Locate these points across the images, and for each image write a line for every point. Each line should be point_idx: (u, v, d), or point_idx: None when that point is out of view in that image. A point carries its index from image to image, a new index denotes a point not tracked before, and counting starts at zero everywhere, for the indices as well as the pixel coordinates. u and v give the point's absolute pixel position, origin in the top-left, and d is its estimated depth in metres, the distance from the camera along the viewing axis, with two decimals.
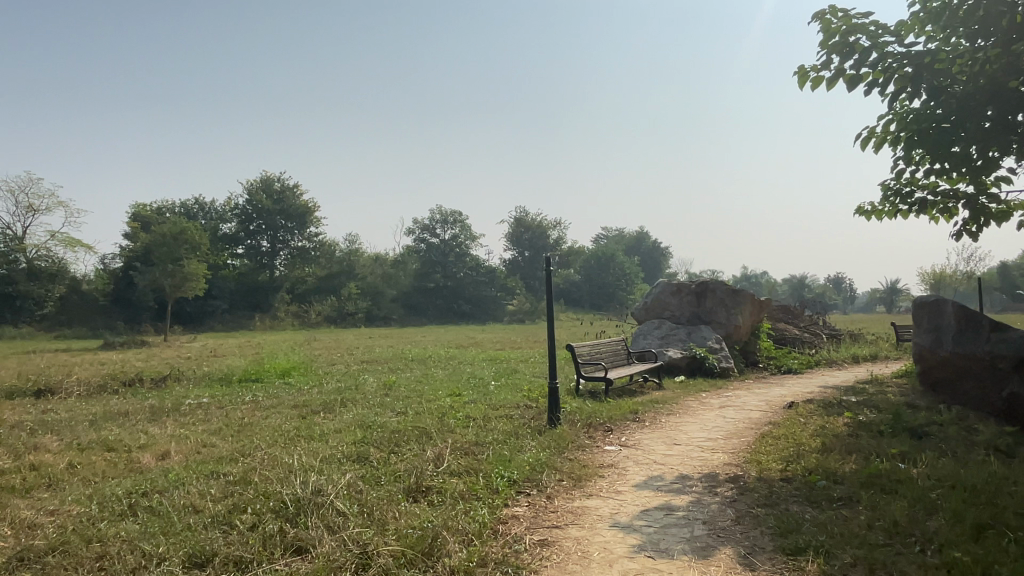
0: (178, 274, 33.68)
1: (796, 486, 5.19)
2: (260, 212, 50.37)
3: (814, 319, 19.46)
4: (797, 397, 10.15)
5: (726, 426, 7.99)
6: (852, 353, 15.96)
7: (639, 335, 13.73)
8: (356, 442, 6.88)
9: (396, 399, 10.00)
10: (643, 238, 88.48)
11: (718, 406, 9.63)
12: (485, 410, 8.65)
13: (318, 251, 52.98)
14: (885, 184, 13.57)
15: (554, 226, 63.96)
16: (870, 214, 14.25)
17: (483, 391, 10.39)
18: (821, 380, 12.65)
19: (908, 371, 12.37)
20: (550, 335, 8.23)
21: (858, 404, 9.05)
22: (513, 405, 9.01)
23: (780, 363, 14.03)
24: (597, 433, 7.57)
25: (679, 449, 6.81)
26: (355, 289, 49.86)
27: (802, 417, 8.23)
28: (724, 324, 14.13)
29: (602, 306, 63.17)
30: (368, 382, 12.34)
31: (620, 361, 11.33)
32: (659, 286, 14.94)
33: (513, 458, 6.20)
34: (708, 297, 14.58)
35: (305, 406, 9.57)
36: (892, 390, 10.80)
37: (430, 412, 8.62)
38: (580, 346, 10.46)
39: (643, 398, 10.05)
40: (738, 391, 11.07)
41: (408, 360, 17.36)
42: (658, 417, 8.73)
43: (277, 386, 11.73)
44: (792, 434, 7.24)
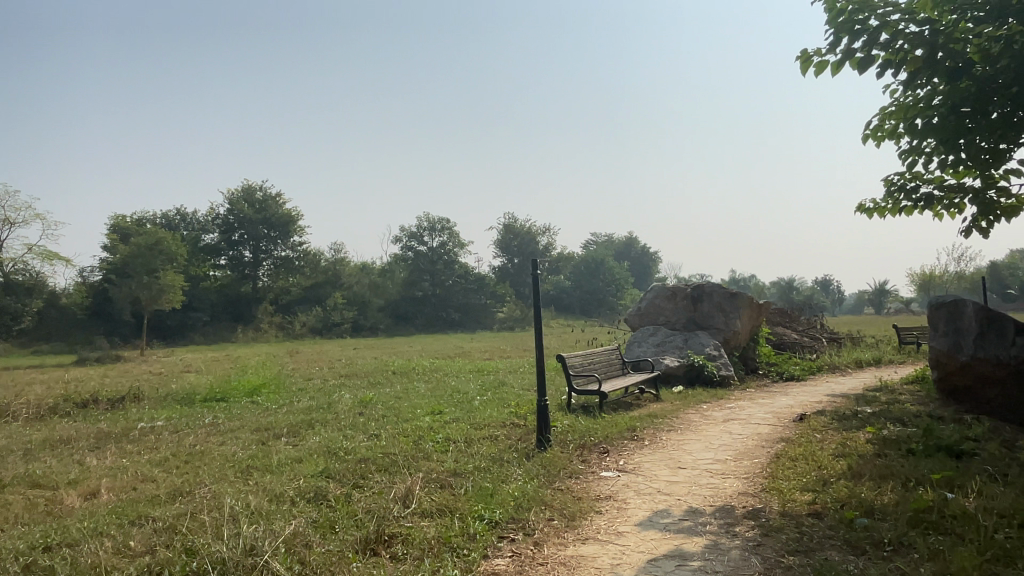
0: (154, 286, 32.42)
1: (831, 523, 4.36)
2: (242, 221, 49.34)
3: (813, 322, 18.71)
4: (807, 408, 9.35)
5: (735, 444, 7.15)
6: (856, 357, 15.19)
7: (633, 343, 12.92)
8: (316, 475, 5.99)
9: (371, 419, 9.12)
10: (632, 243, 87.96)
11: (722, 419, 8.81)
12: (466, 431, 7.79)
13: (303, 261, 51.95)
14: (888, 181, 12.88)
15: (543, 232, 63.32)
16: (873, 211, 13.61)
17: (466, 408, 9.52)
18: (827, 388, 11.85)
19: (919, 377, 11.63)
20: (538, 346, 7.38)
21: (876, 415, 8.24)
22: (497, 424, 8.15)
23: (782, 370, 13.23)
24: (591, 456, 6.72)
25: (685, 475, 5.97)
26: (340, 298, 48.85)
27: (817, 432, 7.41)
28: (722, 329, 13.33)
29: (592, 311, 62.47)
30: (344, 399, 11.43)
31: (613, 371, 10.50)
32: (653, 291, 14.16)
33: (494, 492, 5.34)
34: (704, 300, 13.78)
35: (269, 430, 8.67)
36: (907, 398, 10.02)
37: (405, 434, 7.74)
38: (572, 357, 9.62)
39: (640, 412, 9.22)
40: (742, 402, 10.26)
41: (390, 373, 16.44)
42: (658, 434, 7.89)
43: (244, 406, 10.82)
44: (811, 454, 6.42)
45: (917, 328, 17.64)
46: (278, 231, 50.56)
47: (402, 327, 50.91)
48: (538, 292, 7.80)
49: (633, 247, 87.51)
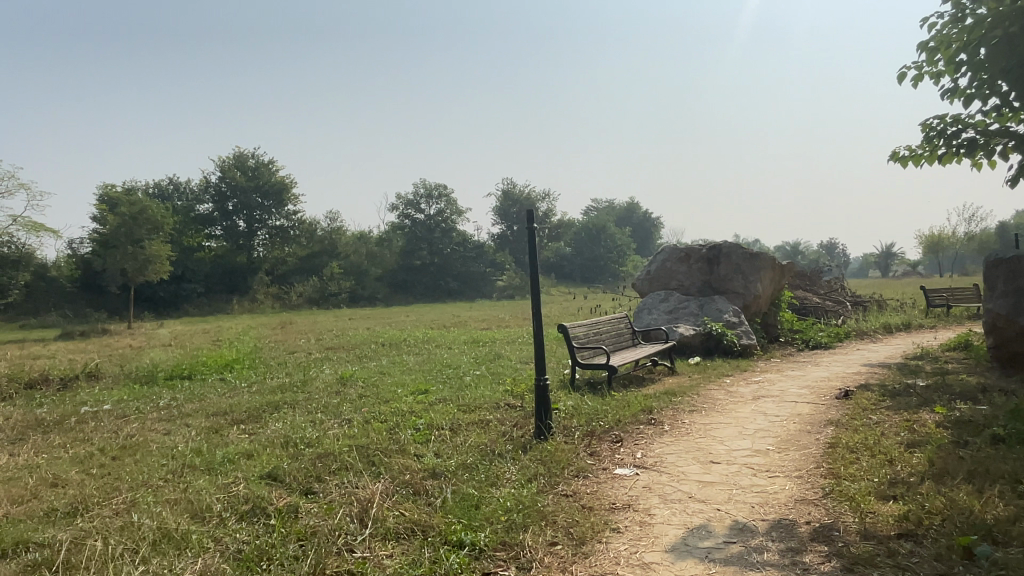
0: (140, 256, 31.73)
1: (937, 551, 3.18)
2: (233, 189, 47.96)
3: (832, 286, 17.47)
4: (846, 381, 8.19)
5: (774, 429, 5.95)
6: (884, 322, 13.98)
7: (642, 310, 11.72)
8: (259, 478, 4.81)
9: (347, 399, 7.97)
10: (635, 208, 86.30)
11: (751, 396, 7.64)
12: (453, 415, 6.60)
13: (298, 230, 50.63)
14: (926, 125, 11.61)
15: (543, 197, 61.95)
16: (907, 159, 12.35)
17: (456, 387, 8.35)
18: (859, 356, 10.67)
19: (963, 342, 10.45)
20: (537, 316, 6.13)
21: (935, 390, 7.04)
22: (491, 408, 6.96)
23: (807, 337, 12.01)
24: (603, 447, 5.54)
25: (722, 474, 4.78)
26: (337, 268, 47.51)
27: (870, 413, 6.21)
28: (741, 294, 12.10)
29: (594, 278, 61.29)
30: (323, 375, 10.27)
31: (623, 342, 9.32)
32: (664, 252, 12.93)
33: (480, 502, 4.15)
34: (721, 262, 12.55)
35: (229, 414, 7.51)
36: (955, 368, 8.86)
37: (382, 420, 6.58)
38: (575, 327, 8.43)
39: (655, 388, 8.04)
40: (769, 375, 9.10)
41: (379, 345, 15.27)
42: (680, 416, 6.71)
43: (210, 385, 9.66)
44: (871, 441, 5.24)
45: (946, 290, 16.37)
46: (271, 200, 49.23)
47: (400, 297, 49.69)
48: (536, 253, 6.57)
49: (635, 213, 86.08)
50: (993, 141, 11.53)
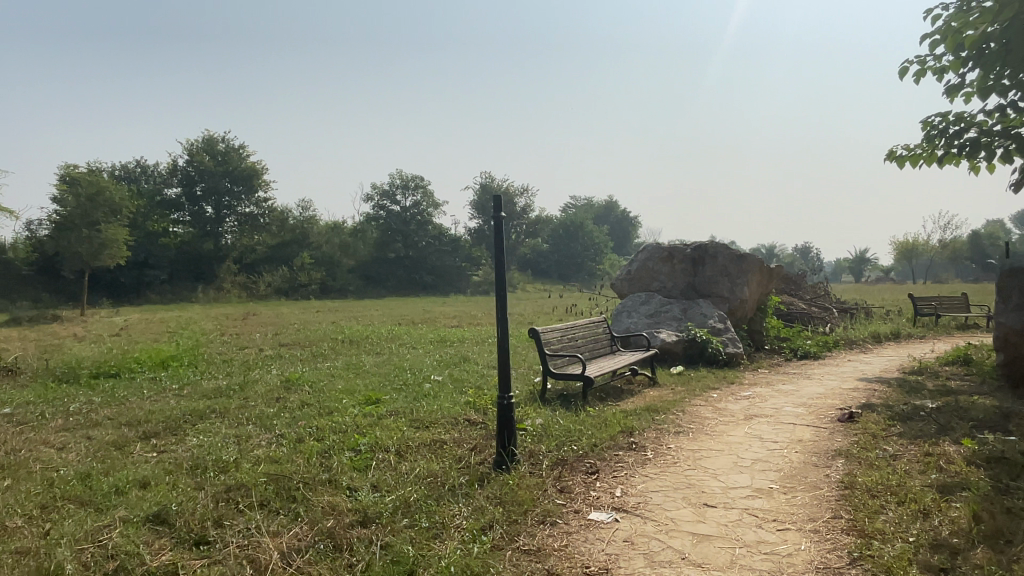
0: (95, 239, 30.13)
1: None
2: (201, 174, 46.39)
3: (817, 291, 16.81)
4: (844, 399, 7.42)
5: (774, 461, 5.11)
6: (873, 331, 13.29)
7: (622, 312, 10.85)
8: (144, 521, 3.85)
9: (286, 408, 6.99)
10: (613, 207, 85.86)
11: (742, 414, 6.82)
12: (402, 434, 5.66)
13: (268, 218, 49.18)
14: (927, 123, 10.96)
15: (522, 192, 61.08)
16: (903, 160, 11.67)
17: (412, 397, 7.41)
18: (853, 368, 9.93)
19: (962, 357, 9.76)
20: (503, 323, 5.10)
21: (948, 413, 6.27)
22: (448, 426, 6.04)
23: (796, 345, 11.24)
24: (576, 481, 4.65)
25: (719, 523, 3.91)
26: (307, 257, 46.07)
27: (883, 442, 5.40)
28: (726, 298, 11.31)
29: (570, 276, 60.56)
30: (268, 376, 9.25)
31: (600, 349, 8.45)
32: (646, 251, 12.09)
33: (416, 566, 3.25)
34: (706, 263, 11.75)
35: (145, 424, 6.49)
36: (959, 386, 8.14)
37: (319, 437, 5.62)
38: (548, 332, 7.53)
39: (635, 403, 7.19)
40: (759, 389, 8.31)
41: (339, 342, 14.24)
42: (664, 439, 5.85)
43: (137, 385, 8.59)
44: (892, 480, 4.42)
45: (935, 299, 15.77)
46: (241, 186, 47.71)
47: (372, 290, 48.45)
48: (504, 243, 5.51)
49: (614, 210, 85.64)
50: (995, 142, 10.84)
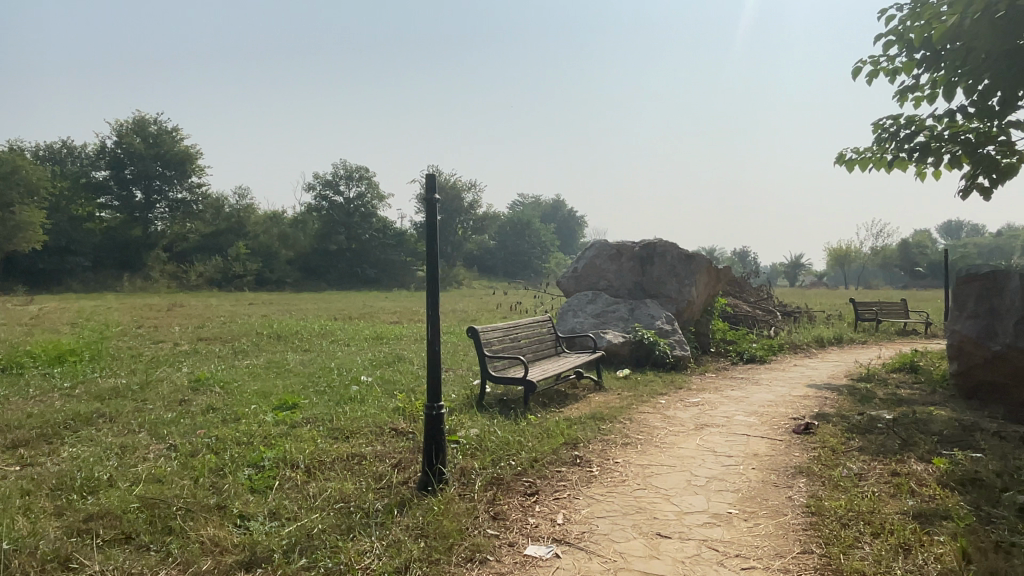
0: (7, 221, 27.96)
1: None
2: (131, 156, 44.01)
3: (761, 294, 16.68)
4: (796, 408, 7.05)
5: (730, 479, 4.62)
6: (817, 335, 13.14)
7: (567, 312, 10.32)
8: None
9: (188, 414, 6.16)
10: (560, 206, 85.97)
11: (693, 423, 6.35)
12: (315, 448, 4.96)
13: (203, 205, 47.05)
14: (877, 125, 10.85)
15: (469, 187, 60.32)
16: (851, 162, 11.50)
17: (334, 402, 6.68)
18: (801, 374, 9.66)
19: (909, 364, 9.59)
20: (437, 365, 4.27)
21: (907, 425, 5.92)
22: (370, 437, 5.35)
23: (743, 349, 10.92)
24: (510, 505, 4.06)
25: (676, 559, 3.36)
26: (243, 246, 44.16)
27: (845, 459, 4.97)
28: (674, 299, 10.92)
29: (516, 274, 60.13)
30: (176, 376, 8.34)
31: (544, 350, 7.88)
32: (594, 248, 11.61)
33: None
34: (655, 262, 11.34)
35: (15, 431, 5.58)
36: (910, 395, 7.89)
37: (218, 451, 4.87)
38: (488, 331, 6.92)
39: (578, 411, 6.64)
40: (708, 395, 7.89)
41: (266, 337, 13.29)
42: (610, 452, 5.30)
43: (21, 383, 7.59)
44: (863, 505, 3.97)
45: (876, 304, 15.80)
46: (173, 170, 45.47)
47: (311, 282, 46.84)
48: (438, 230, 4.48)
49: (561, 209, 85.65)
50: (944, 148, 10.79)
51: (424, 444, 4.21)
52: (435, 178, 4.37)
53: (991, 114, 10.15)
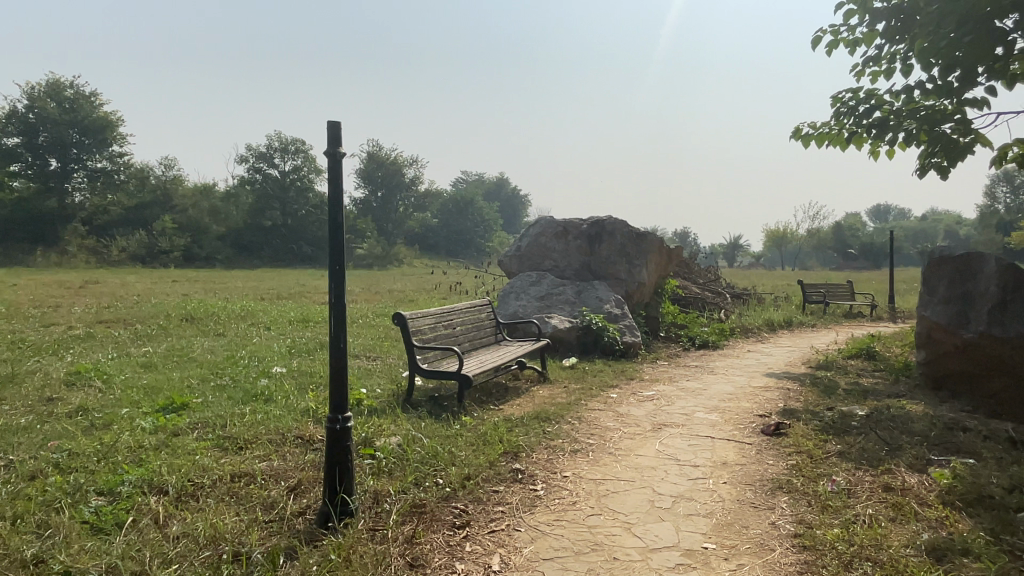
0: None
1: None
2: (43, 121, 40.75)
3: (709, 276, 16.18)
4: (759, 402, 6.41)
5: (699, 499, 3.88)
6: (768, 319, 12.67)
7: (509, 294, 9.47)
8: None
9: (49, 419, 5.06)
10: (504, 184, 85.15)
11: (650, 422, 5.61)
12: (194, 467, 4.01)
13: (125, 176, 44.11)
14: (835, 97, 10.32)
15: (411, 163, 58.71)
16: (807, 138, 10.95)
17: (234, 401, 5.67)
18: (756, 361, 9.10)
19: (866, 350, 9.14)
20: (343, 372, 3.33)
21: (885, 425, 5.32)
22: (267, 450, 4.40)
23: (695, 334, 10.32)
24: (433, 545, 3.21)
25: None
26: (170, 221, 41.65)
27: (827, 470, 4.30)
28: (623, 280, 10.20)
29: (459, 252, 59.07)
30: (54, 367, 7.12)
31: (482, 338, 7.03)
32: (539, 225, 10.79)
33: None
34: (603, 241, 10.60)
35: None
36: (874, 387, 7.37)
37: (65, 474, 3.84)
38: (418, 318, 6.02)
39: (520, 409, 5.82)
40: (663, 387, 7.18)
41: (177, 320, 11.98)
42: (557, 463, 4.48)
43: None
44: (862, 534, 3.27)
45: (823, 286, 15.50)
46: (92, 138, 42.39)
47: (243, 259, 44.64)
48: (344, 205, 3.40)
49: (505, 187, 84.64)
50: (903, 124, 10.30)
51: (325, 470, 3.35)
52: (339, 127, 3.40)
53: (953, 90, 9.69)
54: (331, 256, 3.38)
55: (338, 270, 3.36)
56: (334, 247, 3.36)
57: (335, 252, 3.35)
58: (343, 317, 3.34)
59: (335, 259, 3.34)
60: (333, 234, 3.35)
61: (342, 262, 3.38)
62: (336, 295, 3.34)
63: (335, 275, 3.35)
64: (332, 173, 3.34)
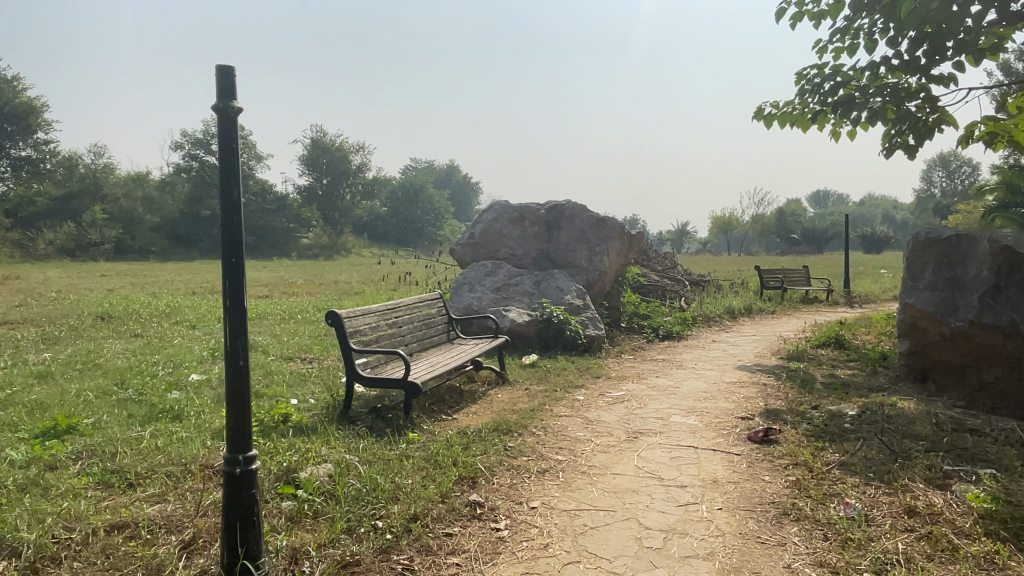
0: None
1: None
2: None
3: (666, 262, 15.70)
4: (739, 401, 5.80)
5: (696, 534, 3.20)
6: (729, 306, 12.20)
7: (461, 286, 8.69)
8: None
9: None
10: (454, 172, 83.95)
11: (624, 430, 4.93)
12: (61, 520, 3.16)
13: (50, 164, 41.34)
14: (800, 74, 9.76)
15: (358, 150, 57.03)
16: (770, 118, 10.36)
17: (135, 421, 4.77)
18: (725, 352, 8.55)
19: (837, 338, 8.69)
20: (243, 401, 2.62)
21: (884, 427, 4.76)
22: (162, 488, 3.60)
23: (659, 324, 9.72)
24: None
25: None
26: (100, 211, 39.25)
27: (836, 489, 3.69)
28: (583, 269, 9.54)
29: (409, 241, 57.80)
30: None
31: (432, 338, 6.25)
32: (493, 210, 10.03)
33: None
34: (562, 228, 9.91)
35: None
36: (854, 379, 6.87)
37: None
38: (356, 317, 5.22)
39: (475, 420, 5.06)
40: (631, 385, 6.52)
41: (93, 319, 10.79)
42: (522, 490, 3.75)
43: None
44: None
45: (780, 271, 15.18)
46: (12, 124, 39.51)
47: (181, 250, 42.40)
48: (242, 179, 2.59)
49: (455, 175, 83.37)
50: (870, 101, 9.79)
51: (224, 527, 2.64)
52: (232, 75, 2.59)
53: (921, 65, 9.23)
54: (225, 246, 2.59)
55: (235, 264, 2.58)
56: (228, 234, 2.57)
57: (229, 240, 2.56)
58: (241, 327, 2.60)
59: (230, 251, 2.56)
60: (226, 217, 2.56)
61: (242, 254, 2.61)
62: (232, 298, 2.57)
63: (230, 271, 2.58)
64: (225, 136, 2.56)
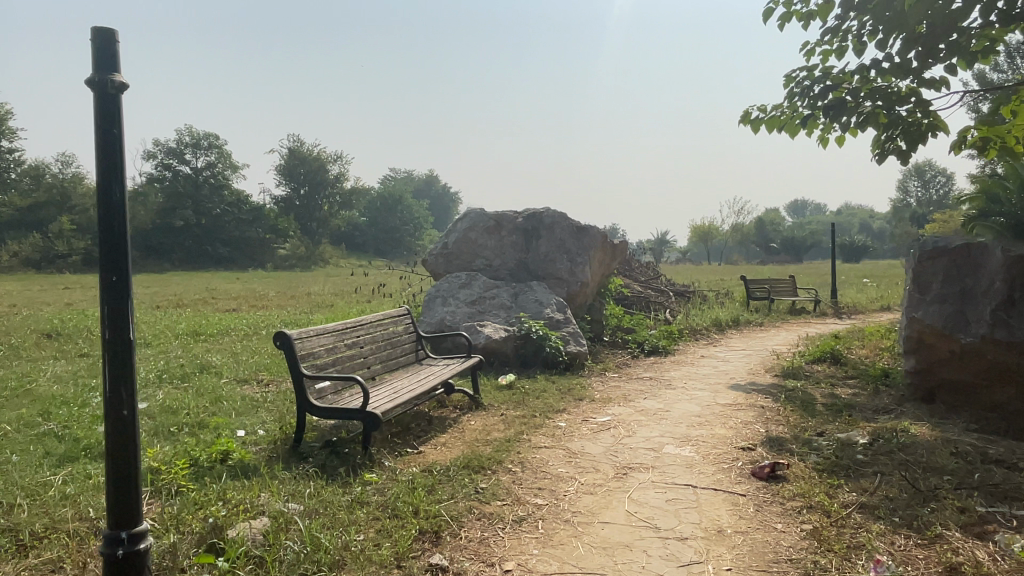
0: None
1: None
2: None
3: (649, 273, 15.21)
4: (736, 426, 5.28)
5: None
6: (716, 318, 11.72)
7: (433, 299, 8.11)
8: None
9: None
10: (433, 182, 83.35)
11: (612, 464, 4.38)
12: None
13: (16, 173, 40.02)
14: (789, 77, 9.32)
15: (336, 159, 56.28)
16: (756, 123, 9.85)
17: (48, 461, 4.11)
18: (715, 369, 8.05)
19: (832, 353, 8.23)
20: (129, 461, 2.05)
21: (900, 459, 4.27)
22: (60, 552, 2.97)
23: (644, 339, 9.21)
24: None
25: None
26: (68, 222, 37.95)
27: (860, 540, 3.18)
28: (564, 280, 9.01)
29: (387, 251, 57.03)
30: None
31: (398, 359, 5.66)
32: (468, 219, 9.48)
33: None
34: (541, 237, 9.39)
35: None
36: (855, 398, 6.40)
37: None
38: (309, 338, 4.62)
39: (444, 454, 4.48)
40: (617, 409, 5.97)
41: (39, 336, 10.01)
42: (493, 546, 3.18)
43: None
44: None
45: (766, 281, 14.76)
46: None
47: (152, 262, 41.15)
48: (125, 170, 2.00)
49: (434, 185, 82.75)
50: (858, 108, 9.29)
51: None
52: (112, 38, 2.02)
53: (912, 69, 8.81)
54: (104, 262, 2.00)
55: (117, 284, 2.00)
56: (107, 245, 1.98)
57: (109, 254, 1.98)
58: (127, 364, 2.02)
59: (108, 269, 1.98)
60: (105, 218, 1.97)
61: (126, 271, 2.03)
62: (111, 331, 1.99)
63: (110, 295, 1.99)
64: (109, 112, 2.00)
